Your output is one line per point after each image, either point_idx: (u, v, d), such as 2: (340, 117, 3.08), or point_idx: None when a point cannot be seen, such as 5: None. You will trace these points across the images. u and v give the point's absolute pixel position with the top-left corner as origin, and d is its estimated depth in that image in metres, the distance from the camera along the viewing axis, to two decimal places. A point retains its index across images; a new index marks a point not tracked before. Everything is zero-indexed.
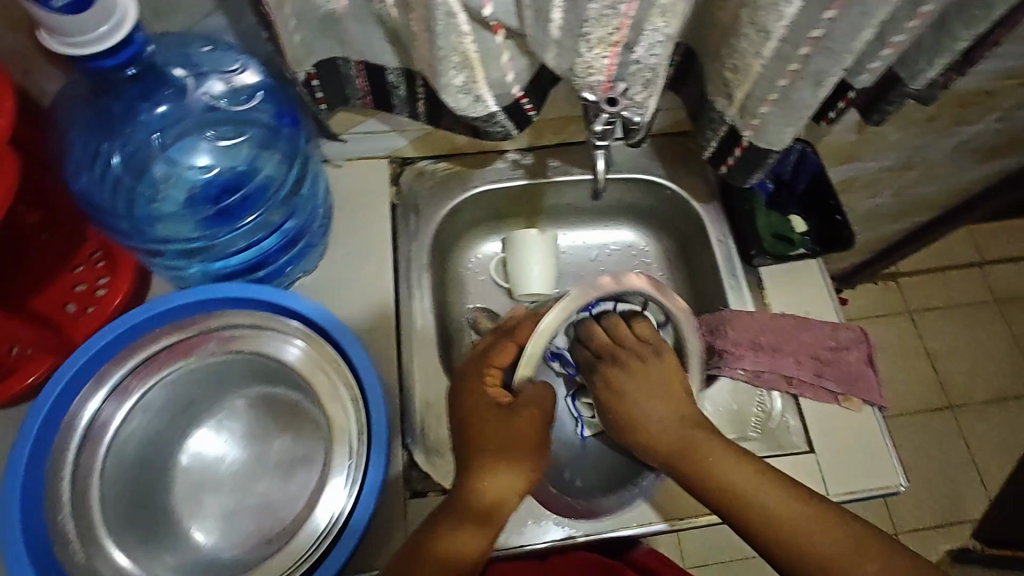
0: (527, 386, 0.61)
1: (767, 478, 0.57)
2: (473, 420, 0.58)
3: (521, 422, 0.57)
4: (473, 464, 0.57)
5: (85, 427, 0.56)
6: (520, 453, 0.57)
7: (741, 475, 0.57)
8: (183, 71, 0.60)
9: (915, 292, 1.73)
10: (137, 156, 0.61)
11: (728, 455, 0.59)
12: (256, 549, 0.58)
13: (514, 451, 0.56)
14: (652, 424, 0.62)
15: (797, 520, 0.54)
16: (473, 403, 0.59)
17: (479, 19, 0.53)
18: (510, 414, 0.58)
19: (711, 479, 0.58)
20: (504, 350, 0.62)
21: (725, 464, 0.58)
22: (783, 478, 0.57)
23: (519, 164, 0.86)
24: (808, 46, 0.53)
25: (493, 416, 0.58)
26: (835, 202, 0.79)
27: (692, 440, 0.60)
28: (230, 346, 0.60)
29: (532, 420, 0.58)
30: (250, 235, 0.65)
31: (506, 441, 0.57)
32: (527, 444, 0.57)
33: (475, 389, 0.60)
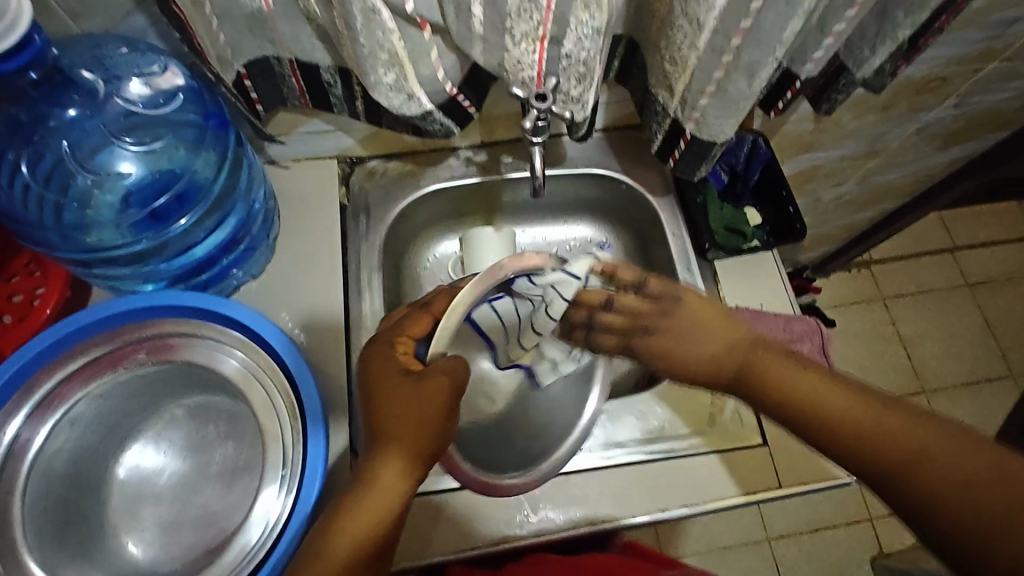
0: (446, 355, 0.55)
1: (851, 387, 0.54)
2: (381, 392, 0.53)
3: (427, 389, 0.52)
4: (385, 437, 0.52)
5: (6, 446, 0.54)
6: (422, 424, 0.51)
7: (806, 378, 0.55)
8: (93, 74, 0.56)
9: (888, 279, 1.73)
10: (54, 166, 0.58)
11: (780, 361, 0.57)
12: (194, 561, 0.57)
13: (412, 423, 0.51)
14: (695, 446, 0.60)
15: (865, 428, 0.51)
16: (379, 369, 0.55)
17: (403, 15, 0.52)
18: (411, 383, 0.52)
19: (760, 375, 0.57)
20: (418, 320, 0.58)
21: (780, 370, 0.57)
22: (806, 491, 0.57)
23: (471, 161, 0.85)
24: (739, 36, 0.52)
25: (392, 384, 0.53)
26: (788, 194, 0.80)
27: (748, 362, 0.59)
28: (161, 355, 0.59)
29: (438, 387, 0.52)
30: (183, 238, 0.64)
31: (410, 417, 0.51)
32: (422, 411, 0.51)
33: (383, 359, 0.55)
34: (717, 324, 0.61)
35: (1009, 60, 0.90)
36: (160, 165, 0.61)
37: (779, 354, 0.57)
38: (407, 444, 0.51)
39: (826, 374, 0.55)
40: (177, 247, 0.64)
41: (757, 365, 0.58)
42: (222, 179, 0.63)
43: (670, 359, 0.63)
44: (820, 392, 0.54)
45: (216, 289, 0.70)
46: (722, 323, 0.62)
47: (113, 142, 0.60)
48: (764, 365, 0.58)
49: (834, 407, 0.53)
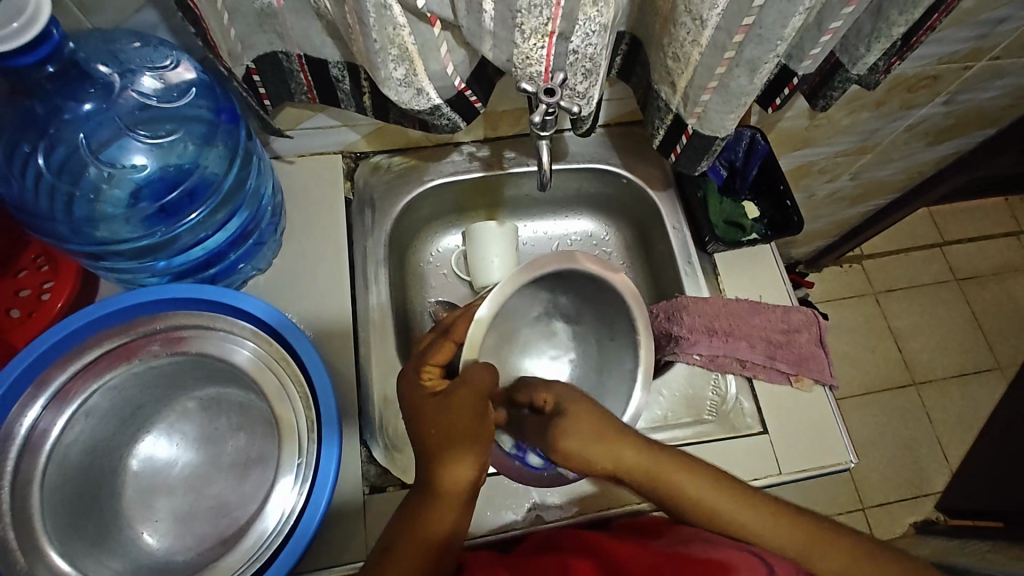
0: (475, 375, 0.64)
1: (767, 515, 0.55)
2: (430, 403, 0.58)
3: (457, 401, 0.57)
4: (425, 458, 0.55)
5: (24, 437, 0.55)
6: (461, 430, 0.55)
7: (716, 500, 0.55)
8: (109, 68, 0.56)
9: (879, 274, 1.76)
10: (68, 158, 0.58)
11: (682, 477, 0.55)
12: (209, 551, 0.58)
13: (464, 436, 0.55)
14: (625, 451, 0.56)
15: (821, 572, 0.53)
16: (411, 393, 0.60)
17: (415, 11, 0.53)
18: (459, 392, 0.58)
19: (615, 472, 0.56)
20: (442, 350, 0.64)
21: (687, 484, 0.55)
22: (747, 489, 0.56)
23: (474, 157, 0.86)
24: (742, 33, 0.54)
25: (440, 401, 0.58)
26: (785, 188, 0.81)
27: (616, 463, 0.56)
28: (175, 347, 0.59)
29: (469, 398, 0.57)
30: (195, 232, 0.64)
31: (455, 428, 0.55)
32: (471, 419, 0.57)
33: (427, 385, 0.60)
34: (591, 434, 0.56)
35: (998, 59, 0.93)
36: (171, 161, 0.61)
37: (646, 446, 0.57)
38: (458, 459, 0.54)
39: (737, 494, 0.55)
40: (186, 241, 0.65)
41: (664, 470, 0.56)
42: (232, 174, 0.64)
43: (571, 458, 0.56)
44: (703, 494, 0.55)
45: (225, 283, 0.71)
46: (596, 435, 0.56)
47: (127, 134, 0.60)
48: (659, 473, 0.56)
49: (725, 519, 0.55)
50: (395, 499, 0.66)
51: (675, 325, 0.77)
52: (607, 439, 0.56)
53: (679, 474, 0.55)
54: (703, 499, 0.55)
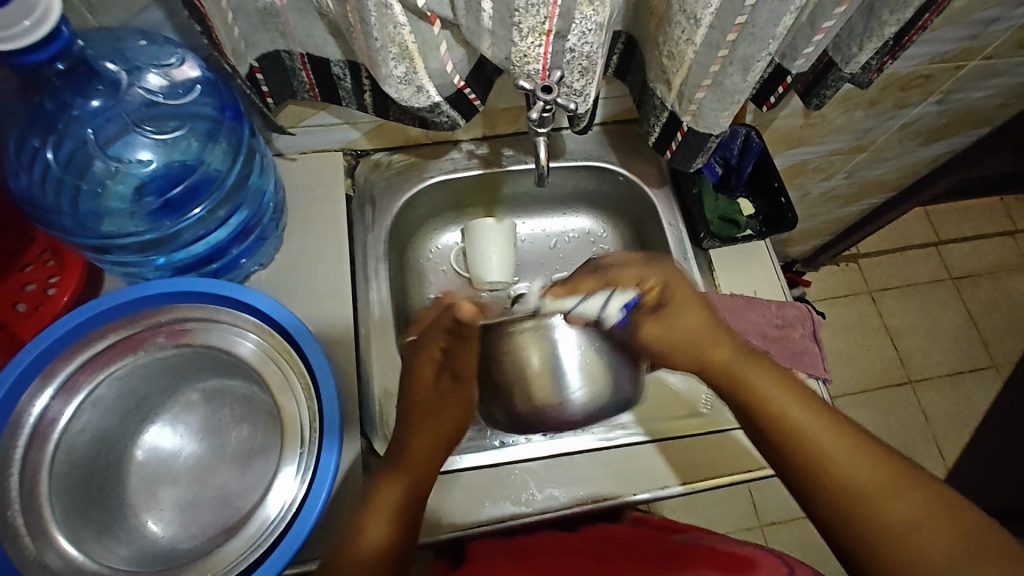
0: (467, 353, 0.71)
1: (868, 459, 0.55)
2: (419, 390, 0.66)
3: (428, 378, 0.66)
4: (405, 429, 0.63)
5: (32, 426, 0.56)
6: (433, 404, 0.65)
7: (831, 439, 0.57)
8: (116, 65, 0.57)
9: (875, 273, 1.78)
10: (75, 153, 0.59)
11: (787, 396, 0.60)
12: (212, 539, 0.59)
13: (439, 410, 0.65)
14: (757, 372, 0.62)
15: (885, 514, 0.52)
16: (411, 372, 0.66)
17: (415, 10, 0.54)
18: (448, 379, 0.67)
19: (749, 397, 0.61)
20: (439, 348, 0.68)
21: (785, 400, 0.60)
22: (845, 425, 0.58)
23: (473, 154, 0.87)
24: (735, 32, 0.55)
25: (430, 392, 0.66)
26: (779, 185, 0.82)
27: (750, 384, 0.62)
28: (179, 339, 0.61)
29: (434, 372, 0.66)
30: (198, 226, 0.66)
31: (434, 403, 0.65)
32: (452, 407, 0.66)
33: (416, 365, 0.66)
34: (769, 381, 0.61)
35: (990, 58, 0.94)
36: (175, 157, 0.62)
37: (782, 379, 0.62)
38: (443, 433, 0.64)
39: (856, 444, 0.56)
40: (189, 236, 0.66)
41: (743, 372, 0.63)
42: (235, 170, 0.65)
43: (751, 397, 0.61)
44: (794, 412, 0.59)
45: (227, 277, 0.72)
46: (774, 381, 0.61)
47: (133, 130, 0.61)
48: (758, 388, 0.61)
49: (837, 467, 0.55)
50: None
51: None
52: (755, 367, 0.63)
53: (803, 413, 0.59)
54: (828, 445, 0.56)
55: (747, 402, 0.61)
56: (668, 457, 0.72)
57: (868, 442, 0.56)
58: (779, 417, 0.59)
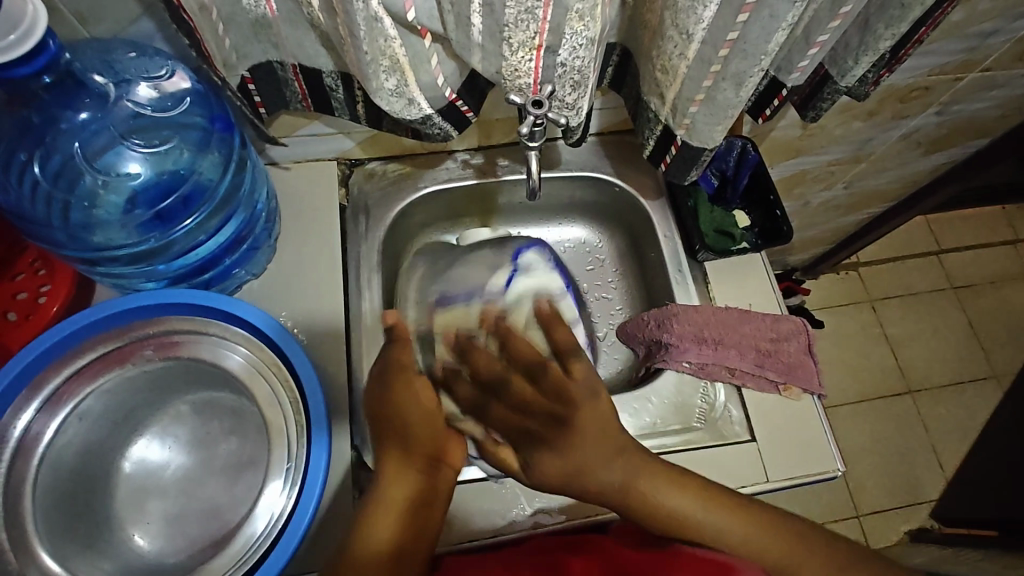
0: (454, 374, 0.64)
1: (722, 505, 0.61)
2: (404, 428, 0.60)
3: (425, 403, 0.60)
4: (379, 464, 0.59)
5: (18, 439, 0.56)
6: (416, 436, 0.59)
7: (677, 496, 0.60)
8: (104, 78, 0.58)
9: (875, 282, 1.77)
10: (66, 165, 0.59)
11: (663, 479, 0.60)
12: (199, 553, 0.58)
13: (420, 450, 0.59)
14: (598, 472, 0.58)
15: (734, 538, 0.60)
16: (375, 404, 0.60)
17: (405, 23, 0.54)
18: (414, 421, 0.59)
19: (657, 509, 0.60)
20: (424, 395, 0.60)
21: (681, 502, 0.60)
22: (690, 477, 0.62)
23: (468, 164, 0.87)
24: (726, 47, 0.54)
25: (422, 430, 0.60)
26: (775, 198, 0.82)
27: (634, 483, 0.59)
28: (168, 351, 0.60)
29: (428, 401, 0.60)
30: (190, 237, 0.66)
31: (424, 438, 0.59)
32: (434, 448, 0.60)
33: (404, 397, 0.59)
34: (603, 447, 0.58)
35: (989, 70, 0.94)
36: (165, 168, 0.62)
37: (674, 480, 0.60)
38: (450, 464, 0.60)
39: (707, 496, 0.61)
40: (181, 247, 0.66)
41: (647, 484, 0.60)
42: (226, 181, 0.64)
43: (576, 468, 0.57)
44: (665, 496, 0.60)
45: (219, 288, 0.72)
46: (602, 447, 0.58)
47: (123, 143, 0.61)
48: (657, 495, 0.60)
49: (699, 529, 0.60)
50: None
51: (665, 333, 0.77)
52: (611, 456, 0.58)
53: (660, 487, 0.60)
54: (686, 512, 0.60)
55: (624, 481, 0.59)
56: None
57: (725, 498, 0.61)
58: (682, 518, 0.60)
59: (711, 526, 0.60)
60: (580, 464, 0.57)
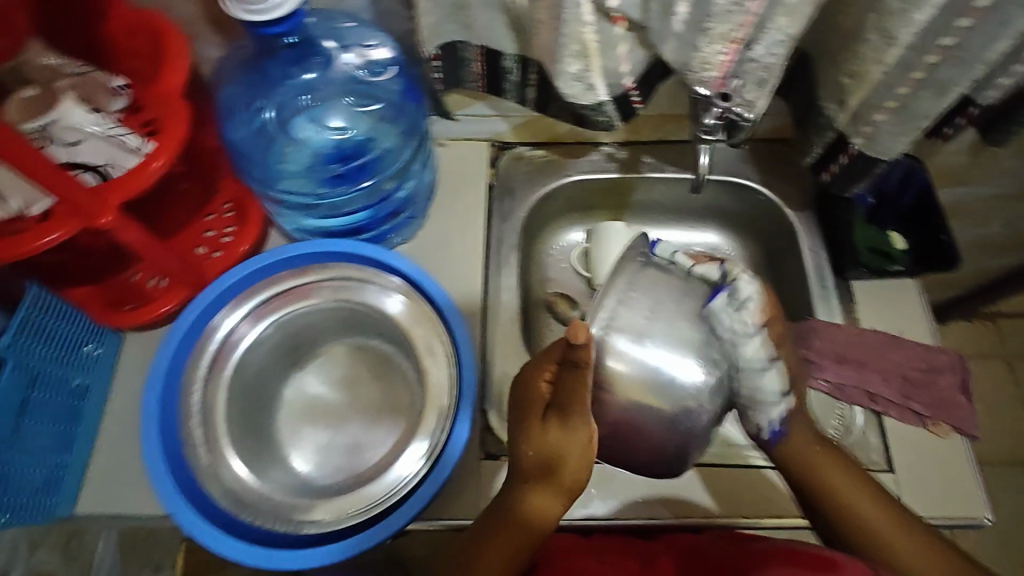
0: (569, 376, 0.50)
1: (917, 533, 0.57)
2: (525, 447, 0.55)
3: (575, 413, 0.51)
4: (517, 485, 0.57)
5: (215, 350, 0.63)
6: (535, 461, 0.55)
7: (828, 469, 0.60)
8: (331, 43, 0.66)
9: (1016, 336, 1.60)
10: (283, 114, 0.68)
11: (851, 487, 0.59)
12: (348, 481, 0.64)
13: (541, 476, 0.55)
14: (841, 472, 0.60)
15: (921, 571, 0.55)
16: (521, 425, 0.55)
17: (604, 10, 0.56)
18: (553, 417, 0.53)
19: (820, 476, 0.60)
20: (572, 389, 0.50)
21: (841, 480, 0.59)
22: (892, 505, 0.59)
23: (612, 157, 0.88)
24: (936, 54, 0.52)
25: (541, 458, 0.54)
26: (942, 221, 0.76)
27: (831, 485, 0.59)
28: (340, 294, 0.66)
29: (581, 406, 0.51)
30: (365, 198, 0.72)
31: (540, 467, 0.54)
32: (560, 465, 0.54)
33: (531, 402, 0.55)
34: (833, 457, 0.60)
35: None
36: (358, 132, 0.69)
37: (869, 489, 0.59)
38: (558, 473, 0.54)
39: (899, 521, 0.58)
40: (354, 204, 0.73)
41: (830, 474, 0.60)
42: (406, 151, 0.70)
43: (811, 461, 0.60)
44: (851, 492, 0.59)
45: None
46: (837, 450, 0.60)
47: (330, 102, 0.69)
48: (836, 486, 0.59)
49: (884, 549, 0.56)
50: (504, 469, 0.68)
51: (804, 348, 0.75)
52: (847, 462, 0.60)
53: (846, 482, 0.59)
54: (860, 509, 0.58)
55: (811, 456, 0.60)
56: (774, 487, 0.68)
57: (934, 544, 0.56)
58: (855, 512, 0.58)
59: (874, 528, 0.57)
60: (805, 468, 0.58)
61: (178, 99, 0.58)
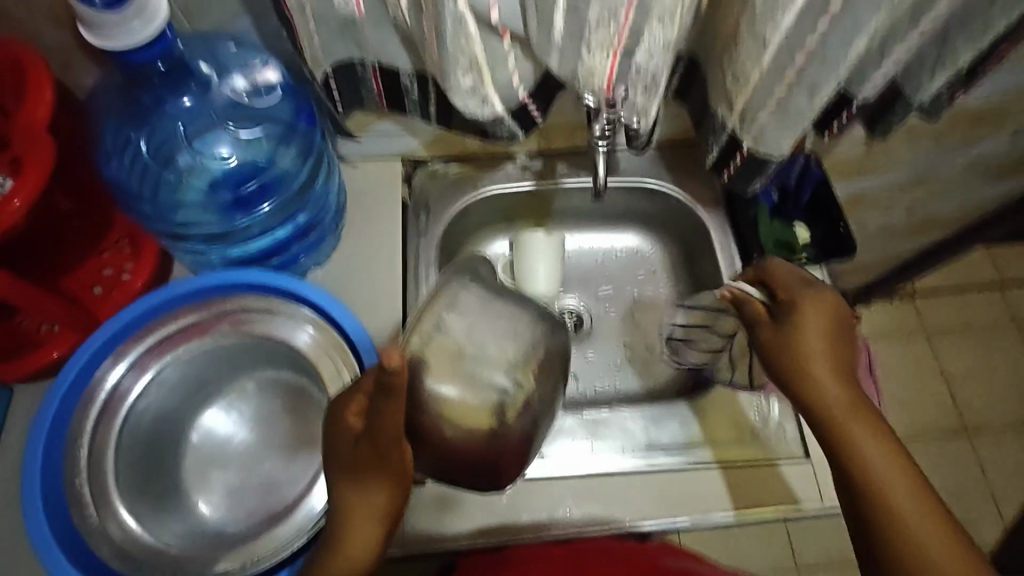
0: (382, 397, 0.45)
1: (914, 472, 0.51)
2: (345, 450, 0.50)
3: (386, 422, 0.47)
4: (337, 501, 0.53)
5: (105, 398, 0.60)
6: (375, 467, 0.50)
7: (866, 437, 0.52)
8: (208, 67, 0.65)
9: (932, 313, 1.69)
10: (164, 145, 0.66)
11: (875, 441, 0.52)
12: (260, 525, 0.60)
13: (382, 475, 0.51)
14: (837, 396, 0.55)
15: (903, 509, 0.49)
16: (341, 443, 0.50)
17: (487, 24, 0.56)
18: (367, 442, 0.49)
19: (820, 413, 0.55)
20: (388, 411, 0.46)
21: (860, 421, 0.53)
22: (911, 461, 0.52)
23: (527, 168, 0.88)
24: (805, 55, 0.55)
25: (380, 459, 0.50)
26: (839, 213, 0.81)
27: (838, 425, 0.53)
28: (242, 327, 0.63)
29: (394, 417, 0.46)
30: (267, 222, 0.69)
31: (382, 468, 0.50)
32: (392, 468, 0.50)
33: (339, 421, 0.50)
34: (841, 395, 0.55)
35: None
36: (251, 156, 0.67)
37: (886, 436, 0.53)
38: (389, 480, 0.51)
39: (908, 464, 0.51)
40: (255, 231, 0.69)
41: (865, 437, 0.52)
42: (306, 170, 0.68)
43: (835, 430, 0.54)
44: (870, 451, 0.52)
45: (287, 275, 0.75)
46: (846, 395, 0.55)
47: (219, 127, 0.67)
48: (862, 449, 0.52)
49: (876, 482, 0.50)
50: (432, 493, 0.68)
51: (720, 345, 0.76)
52: (868, 411, 0.54)
53: (874, 444, 0.52)
54: (869, 449, 0.52)
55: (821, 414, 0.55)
56: (693, 486, 0.70)
57: (919, 478, 0.51)
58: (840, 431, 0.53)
59: (878, 464, 0.51)
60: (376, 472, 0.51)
61: (42, 133, 0.54)
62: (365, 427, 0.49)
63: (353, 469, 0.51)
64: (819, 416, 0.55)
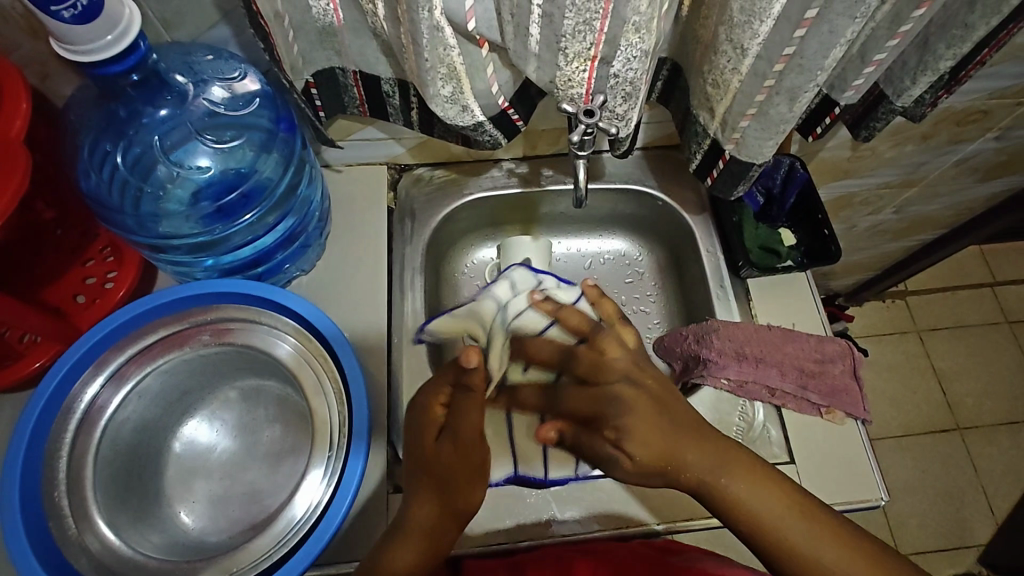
0: (466, 396, 0.57)
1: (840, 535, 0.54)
2: (425, 450, 0.57)
3: (467, 415, 0.56)
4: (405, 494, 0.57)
5: (83, 410, 0.59)
6: (449, 467, 0.55)
7: (763, 495, 0.55)
8: (184, 78, 0.63)
9: (924, 312, 1.69)
10: (143, 157, 0.65)
11: (777, 505, 0.54)
12: (242, 534, 0.61)
13: (454, 479, 0.56)
14: (703, 461, 0.55)
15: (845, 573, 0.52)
16: (419, 442, 0.57)
17: (465, 33, 0.55)
18: (449, 439, 0.56)
19: (691, 474, 0.55)
20: (470, 407, 0.56)
21: (737, 482, 0.55)
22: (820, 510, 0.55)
23: (513, 173, 0.88)
24: (782, 62, 0.55)
25: (451, 462, 0.55)
26: (824, 217, 0.80)
27: (749, 500, 0.54)
28: (223, 338, 0.63)
29: (476, 412, 0.56)
30: (251, 231, 0.69)
31: (458, 469, 0.56)
32: (467, 468, 0.56)
33: (425, 415, 0.58)
34: (695, 455, 0.55)
35: None
36: (230, 165, 0.67)
37: (776, 489, 0.55)
38: (459, 484, 0.56)
39: (825, 524, 0.54)
40: (238, 240, 0.70)
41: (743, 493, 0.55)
42: (286, 178, 0.69)
43: (736, 500, 0.55)
44: (780, 521, 0.54)
45: (271, 282, 0.75)
46: (705, 456, 0.56)
47: (196, 138, 0.67)
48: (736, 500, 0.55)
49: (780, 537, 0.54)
50: None
51: (705, 349, 0.76)
52: (742, 470, 0.56)
53: (771, 502, 0.54)
54: (760, 507, 0.54)
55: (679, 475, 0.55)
56: (678, 492, 0.70)
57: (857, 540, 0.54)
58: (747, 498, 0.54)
59: (778, 522, 0.54)
60: (447, 477, 0.56)
61: (18, 144, 0.53)
62: (446, 426, 0.57)
63: (426, 470, 0.56)
64: (680, 479, 0.55)
